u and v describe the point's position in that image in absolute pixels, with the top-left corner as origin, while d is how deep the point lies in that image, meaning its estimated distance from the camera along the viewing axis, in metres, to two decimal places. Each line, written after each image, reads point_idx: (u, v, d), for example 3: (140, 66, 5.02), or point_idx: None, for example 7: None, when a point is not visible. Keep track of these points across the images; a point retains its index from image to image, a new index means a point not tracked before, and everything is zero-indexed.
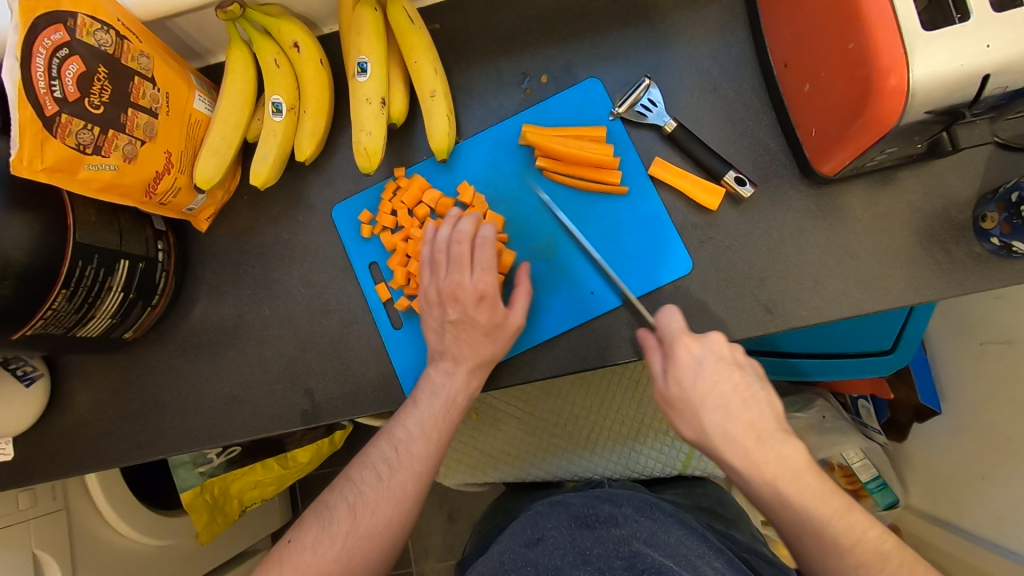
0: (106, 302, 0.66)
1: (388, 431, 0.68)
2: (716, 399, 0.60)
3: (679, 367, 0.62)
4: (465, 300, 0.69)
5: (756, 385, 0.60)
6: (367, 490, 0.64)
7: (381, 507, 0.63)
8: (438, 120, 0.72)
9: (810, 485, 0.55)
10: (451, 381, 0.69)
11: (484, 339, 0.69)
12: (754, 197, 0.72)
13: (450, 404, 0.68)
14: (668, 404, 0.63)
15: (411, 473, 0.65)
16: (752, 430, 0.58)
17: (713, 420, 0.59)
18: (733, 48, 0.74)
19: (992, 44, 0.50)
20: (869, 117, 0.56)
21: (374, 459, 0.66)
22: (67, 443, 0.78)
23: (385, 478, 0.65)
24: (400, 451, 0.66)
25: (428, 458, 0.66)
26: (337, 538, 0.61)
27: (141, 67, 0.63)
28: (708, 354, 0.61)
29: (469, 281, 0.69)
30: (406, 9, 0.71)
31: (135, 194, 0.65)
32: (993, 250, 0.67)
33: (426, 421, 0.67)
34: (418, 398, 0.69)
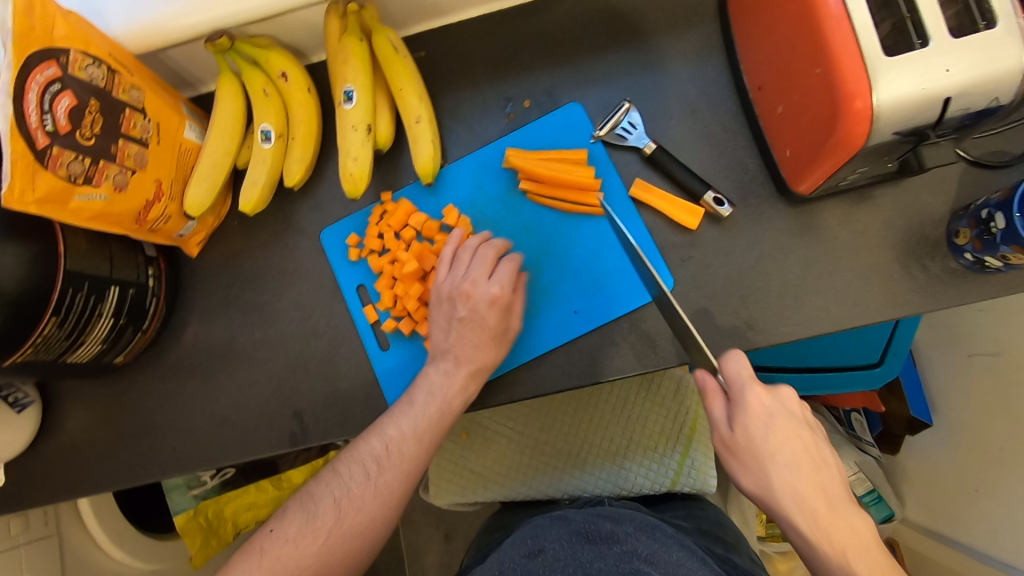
0: (96, 328, 0.67)
1: (381, 428, 0.69)
2: (788, 457, 0.59)
3: (749, 417, 0.61)
4: (471, 303, 0.70)
5: (825, 447, 0.61)
6: (354, 487, 0.66)
7: (367, 504, 0.65)
8: (424, 146, 0.74)
9: (879, 562, 0.54)
10: (449, 382, 0.70)
11: (486, 342, 0.70)
12: (733, 216, 0.73)
13: (445, 407, 0.69)
14: (730, 454, 0.63)
15: (400, 473, 0.67)
16: (823, 494, 0.58)
17: (782, 477, 0.59)
18: (710, 72, 0.76)
19: (951, 68, 0.52)
20: (838, 139, 0.58)
21: (363, 455, 0.67)
22: (58, 468, 0.79)
23: (373, 478, 0.66)
24: (390, 450, 0.67)
25: (418, 458, 0.67)
26: (319, 531, 0.63)
27: (132, 99, 0.65)
28: (780, 409, 0.61)
29: (481, 286, 0.70)
30: (391, 39, 0.72)
31: (126, 222, 0.66)
32: (968, 265, 0.68)
33: (418, 421, 0.68)
34: (412, 396, 0.69)
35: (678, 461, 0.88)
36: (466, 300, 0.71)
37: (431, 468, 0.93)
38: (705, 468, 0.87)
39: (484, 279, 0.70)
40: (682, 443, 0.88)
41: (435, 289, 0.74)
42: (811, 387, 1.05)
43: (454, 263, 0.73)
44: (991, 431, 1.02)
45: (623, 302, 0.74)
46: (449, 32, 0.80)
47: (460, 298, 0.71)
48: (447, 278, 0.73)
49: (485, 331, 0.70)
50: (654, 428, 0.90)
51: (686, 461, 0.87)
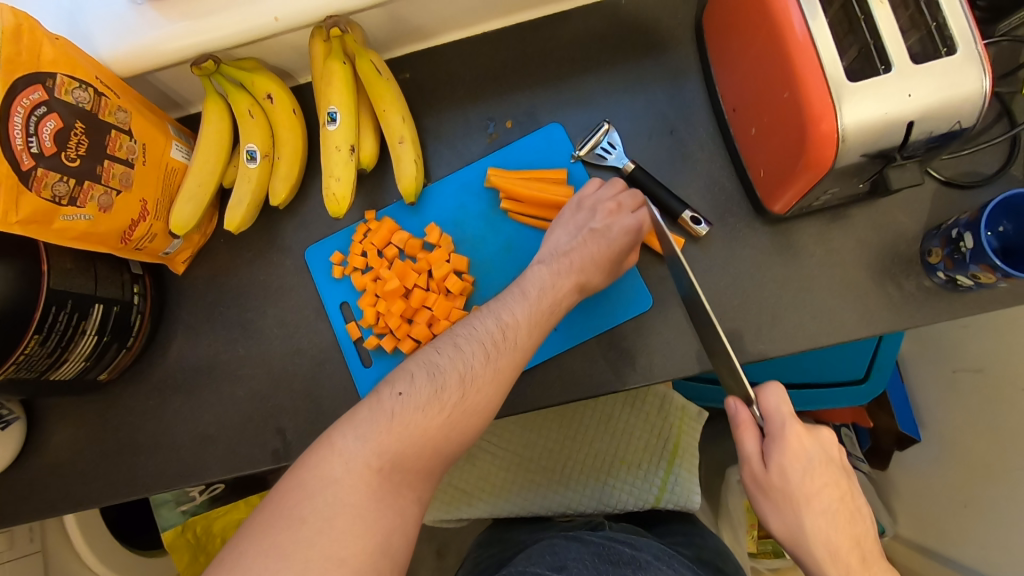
0: (80, 346, 0.67)
1: (494, 310, 0.63)
2: (824, 503, 0.57)
3: (791, 459, 0.58)
4: (607, 219, 0.68)
5: (856, 496, 0.60)
6: (475, 366, 0.58)
7: (484, 386, 0.57)
8: (406, 165, 0.75)
9: None
10: (558, 282, 0.66)
11: (604, 261, 0.68)
12: (711, 234, 0.74)
13: (554, 303, 0.65)
14: (762, 493, 0.60)
15: (515, 360, 0.60)
16: (856, 545, 0.56)
17: (817, 524, 0.56)
18: (688, 93, 0.77)
19: (913, 93, 0.53)
20: (808, 160, 0.59)
21: (479, 335, 0.60)
22: (41, 484, 0.79)
23: (493, 358, 0.59)
24: (506, 334, 0.61)
25: (528, 347, 0.61)
26: (446, 405, 0.56)
27: (118, 121, 0.66)
28: (820, 452, 0.59)
29: (623, 214, 0.68)
30: (374, 61, 0.74)
31: (111, 241, 0.67)
32: (941, 283, 0.69)
33: (535, 312, 0.63)
34: (526, 289, 0.65)
35: (662, 477, 0.88)
36: (604, 214, 0.69)
37: None
38: (688, 485, 0.87)
39: (627, 211, 0.69)
40: (665, 460, 0.88)
41: (574, 199, 0.72)
42: (796, 403, 1.06)
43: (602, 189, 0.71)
44: (977, 446, 1.02)
45: (603, 320, 0.74)
46: (433, 55, 0.81)
47: (599, 211, 0.69)
48: (590, 196, 0.71)
49: (612, 250, 0.67)
50: (638, 444, 0.90)
51: (670, 478, 0.87)
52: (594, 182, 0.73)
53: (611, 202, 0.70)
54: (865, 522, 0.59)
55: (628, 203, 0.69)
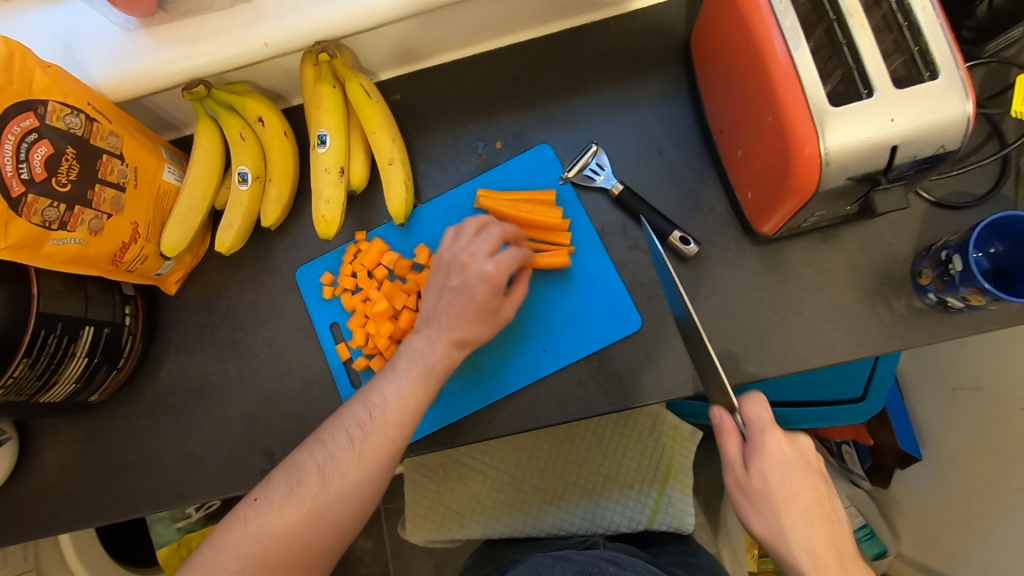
0: (69, 368, 0.68)
1: (364, 395, 0.62)
2: (803, 506, 0.58)
3: (767, 463, 0.60)
4: (463, 273, 0.65)
5: (834, 502, 0.60)
6: (338, 455, 0.58)
7: (350, 472, 0.58)
8: (396, 187, 0.76)
9: None
10: (429, 350, 0.64)
11: (472, 317, 0.64)
12: (700, 255, 0.74)
13: (427, 373, 0.63)
14: (744, 498, 0.62)
15: (386, 438, 0.59)
16: (834, 547, 0.57)
17: (796, 527, 0.57)
18: (676, 114, 0.78)
19: (896, 118, 0.53)
20: (793, 183, 0.59)
21: (347, 423, 0.60)
22: (31, 505, 0.79)
23: (357, 445, 0.59)
24: (374, 416, 0.60)
25: (402, 425, 0.60)
26: (304, 499, 0.57)
27: (110, 145, 0.67)
28: (798, 457, 0.60)
29: (479, 261, 0.65)
30: (364, 84, 0.74)
31: (102, 264, 0.68)
32: (932, 304, 0.68)
33: (403, 387, 0.62)
34: (395, 364, 0.64)
35: (655, 498, 0.87)
36: (459, 269, 0.65)
37: (407, 504, 0.92)
38: (682, 506, 0.86)
39: (482, 257, 0.65)
40: (658, 480, 0.88)
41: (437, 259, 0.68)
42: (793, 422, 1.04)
43: (457, 238, 0.68)
44: (977, 466, 1.00)
45: (592, 341, 0.74)
46: (425, 77, 0.82)
47: (455, 268, 0.66)
48: (448, 250, 0.68)
49: (473, 306, 0.64)
50: (631, 464, 0.90)
51: (663, 498, 0.87)
52: (450, 231, 0.69)
53: (468, 249, 0.66)
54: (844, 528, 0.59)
55: (482, 250, 0.66)
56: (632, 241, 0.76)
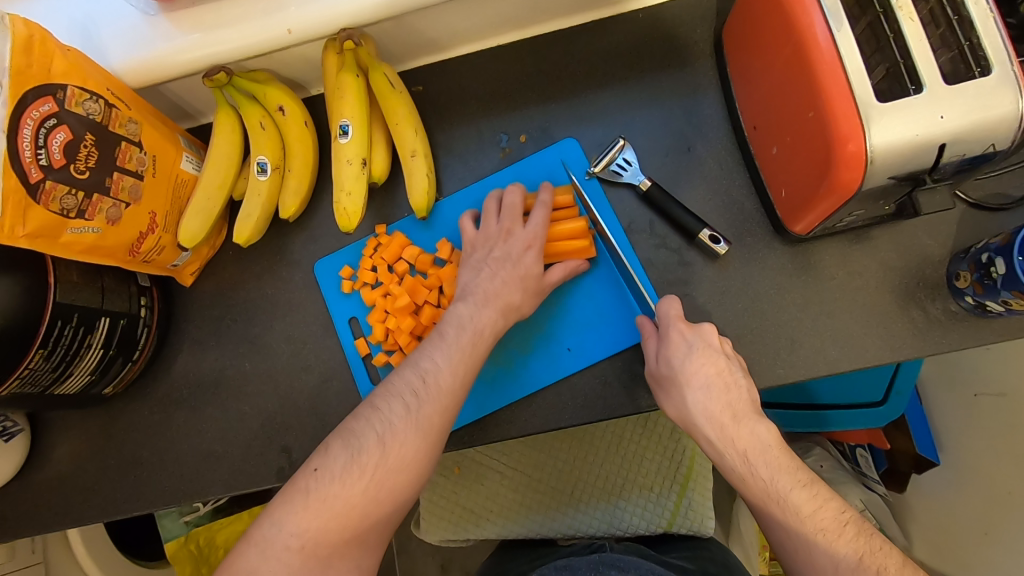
0: (85, 360, 0.66)
1: (413, 361, 0.61)
2: (700, 379, 0.59)
3: (669, 349, 0.62)
4: (506, 244, 0.70)
5: (739, 372, 0.60)
6: (396, 421, 0.56)
7: (410, 440, 0.56)
8: (418, 179, 0.74)
9: (778, 460, 0.56)
10: (479, 316, 0.65)
11: (517, 282, 0.68)
12: (730, 254, 0.72)
13: (476, 337, 0.63)
14: (658, 385, 0.64)
15: (442, 405, 0.58)
16: (730, 409, 0.58)
17: (695, 398, 0.59)
18: (705, 109, 0.76)
19: (945, 115, 0.51)
20: (833, 181, 0.57)
21: (401, 389, 0.58)
22: (43, 498, 0.78)
23: (414, 411, 0.57)
24: (428, 383, 0.59)
25: (456, 391, 0.60)
26: (365, 469, 0.54)
27: (129, 133, 0.65)
28: (699, 339, 0.62)
29: (520, 229, 0.71)
30: (387, 74, 0.72)
31: (119, 254, 0.66)
32: (970, 308, 0.67)
33: (454, 354, 0.61)
34: (444, 331, 0.63)
35: (675, 501, 0.86)
36: (503, 241, 0.70)
37: (423, 503, 0.91)
38: (702, 509, 0.85)
39: (522, 223, 0.71)
40: (678, 484, 0.86)
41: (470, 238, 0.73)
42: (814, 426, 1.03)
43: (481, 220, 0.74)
44: (997, 472, 0.99)
45: (618, 341, 0.73)
46: (447, 68, 0.80)
47: (496, 241, 0.71)
48: (477, 232, 0.73)
49: (520, 270, 0.69)
50: (650, 466, 0.88)
51: (683, 501, 0.86)
52: (468, 217, 0.74)
53: (502, 224, 0.72)
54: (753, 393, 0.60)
55: (518, 223, 0.72)
56: (659, 239, 0.74)
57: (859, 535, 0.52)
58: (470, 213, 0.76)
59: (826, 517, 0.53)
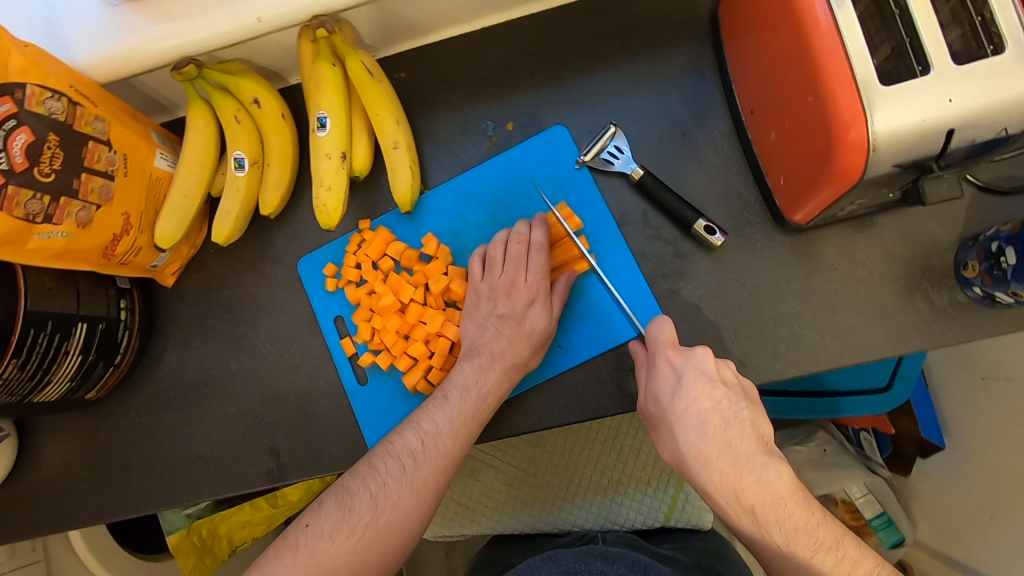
0: (63, 367, 0.65)
1: (415, 421, 0.65)
2: (693, 417, 0.57)
3: (657, 382, 0.60)
4: (510, 300, 0.69)
5: (740, 405, 0.57)
6: (390, 483, 0.60)
7: (402, 501, 0.59)
8: (402, 172, 0.71)
9: (793, 514, 0.52)
10: (484, 378, 0.66)
11: (523, 340, 0.68)
12: (726, 245, 0.69)
13: (480, 402, 0.65)
14: (651, 426, 0.62)
15: (436, 468, 0.61)
16: (729, 452, 0.54)
17: (688, 439, 0.56)
18: (701, 92, 0.72)
19: (954, 98, 0.48)
20: (834, 170, 0.54)
21: (399, 450, 0.62)
22: (33, 502, 0.77)
23: (410, 472, 0.61)
24: (425, 445, 0.62)
25: (453, 453, 0.62)
26: (355, 529, 0.57)
27: (95, 131, 0.63)
28: (691, 368, 0.59)
29: (524, 280, 0.69)
30: (365, 62, 0.69)
31: (92, 258, 0.64)
32: (978, 299, 0.64)
33: (455, 416, 0.64)
34: (448, 391, 0.66)
35: (672, 495, 0.84)
36: (506, 296, 0.70)
37: None
38: (700, 502, 0.84)
39: (526, 274, 0.69)
40: (676, 478, 0.85)
41: (474, 287, 0.72)
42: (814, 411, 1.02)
43: (487, 266, 0.72)
44: (1005, 458, 0.96)
45: (609, 336, 0.71)
46: (431, 53, 0.76)
47: (501, 295, 0.70)
48: (483, 278, 0.72)
49: (523, 329, 0.68)
50: (647, 460, 0.87)
51: (680, 496, 0.84)
52: (477, 261, 0.73)
53: (507, 275, 0.70)
54: (760, 428, 0.56)
55: (521, 273, 0.70)
56: (653, 231, 0.71)
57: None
58: (478, 252, 0.74)
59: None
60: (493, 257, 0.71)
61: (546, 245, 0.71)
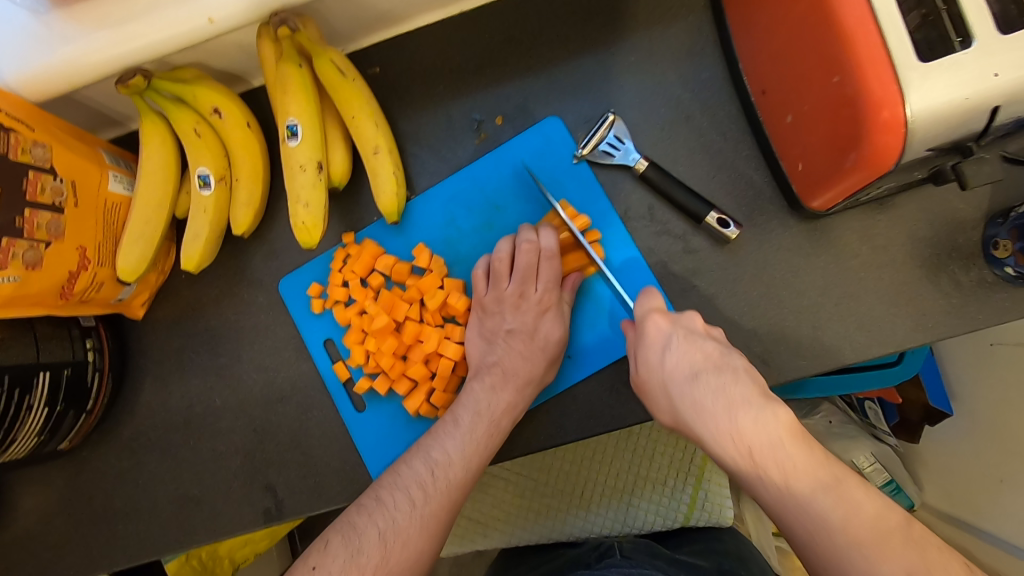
0: (28, 421, 0.59)
1: (423, 450, 0.60)
2: (684, 370, 0.54)
3: (645, 343, 0.58)
4: (520, 312, 0.66)
5: (734, 357, 0.54)
6: (400, 518, 0.54)
7: (414, 538, 0.54)
8: (385, 180, 0.65)
9: (792, 455, 0.47)
10: (495, 400, 0.62)
11: (538, 354, 0.64)
12: (740, 237, 0.65)
13: (493, 427, 0.61)
14: (643, 392, 0.58)
15: (448, 502, 0.57)
16: (723, 397, 0.50)
17: (680, 391, 0.53)
18: (703, 71, 0.66)
19: (1000, 72, 0.43)
20: (863, 155, 0.49)
21: (407, 481, 0.57)
22: (13, 561, 0.71)
23: (420, 506, 0.56)
24: (436, 476, 0.58)
25: (465, 485, 0.58)
26: (365, 570, 0.51)
27: (35, 159, 0.55)
28: (680, 329, 0.57)
29: (534, 291, 0.66)
30: (335, 60, 0.62)
31: (47, 300, 0.58)
32: (1008, 278, 0.60)
33: (468, 444, 0.60)
34: (458, 416, 0.62)
35: (691, 494, 0.81)
36: (515, 306, 0.66)
37: None
38: (719, 499, 0.81)
39: (537, 286, 0.66)
40: (693, 476, 0.81)
41: (478, 300, 0.68)
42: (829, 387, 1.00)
43: (492, 278, 0.67)
44: (1014, 422, 0.94)
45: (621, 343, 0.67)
46: (406, 44, 0.70)
47: (509, 307, 0.66)
48: (488, 291, 0.67)
49: (538, 342, 0.65)
50: (662, 459, 0.83)
51: (699, 494, 0.81)
52: (480, 271, 0.68)
53: (514, 287, 0.66)
54: (757, 377, 0.52)
55: (531, 284, 0.66)
56: (660, 226, 0.66)
57: (906, 544, 0.43)
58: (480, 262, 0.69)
59: (863, 526, 0.44)
60: (499, 267, 0.67)
61: (556, 251, 0.66)
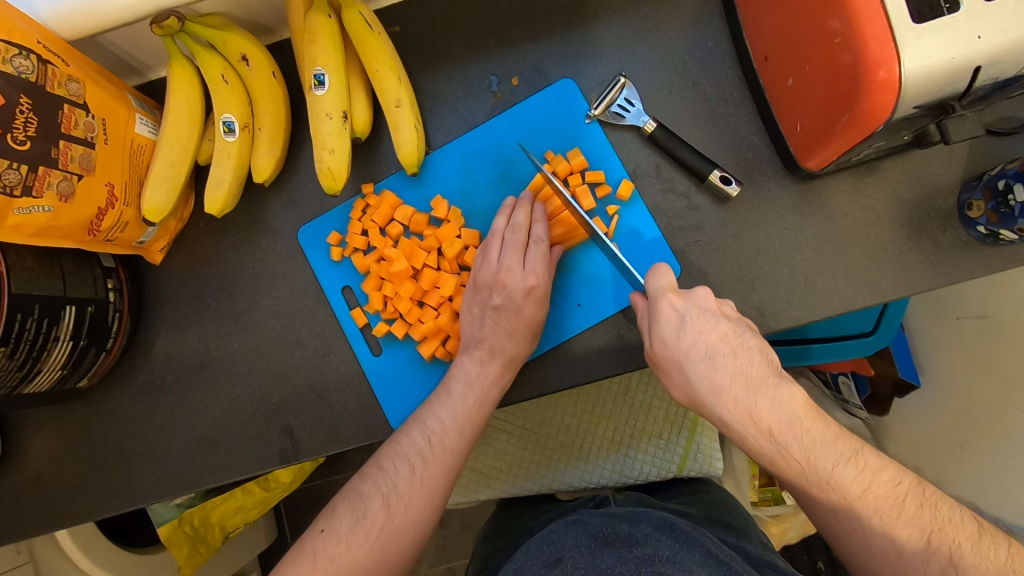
0: (54, 354, 0.60)
1: (420, 420, 0.64)
2: (702, 350, 0.55)
3: (661, 324, 0.58)
4: (507, 289, 0.67)
5: (746, 336, 0.56)
6: (401, 483, 0.60)
7: (414, 500, 0.59)
8: (406, 132, 0.68)
9: (810, 432, 0.52)
10: (485, 372, 0.66)
11: (522, 330, 0.67)
12: (740, 196, 0.69)
13: (484, 395, 0.65)
14: (657, 368, 0.60)
15: (445, 467, 0.62)
16: (742, 377, 0.53)
17: (699, 373, 0.55)
18: (709, 40, 0.71)
19: (983, 35, 0.48)
20: (859, 113, 0.54)
21: (406, 450, 0.62)
22: (24, 502, 0.72)
23: (419, 472, 0.61)
24: (433, 443, 0.62)
25: (461, 449, 0.63)
26: (370, 531, 0.57)
27: (70, 93, 0.57)
28: (693, 308, 0.57)
29: (519, 269, 0.67)
30: (363, 13, 0.65)
31: (78, 235, 0.59)
32: (980, 238, 0.66)
33: (461, 412, 0.64)
34: (451, 387, 0.66)
35: (684, 446, 0.86)
36: (501, 285, 0.67)
37: None
38: (710, 450, 0.85)
39: (521, 262, 0.67)
40: (687, 429, 0.86)
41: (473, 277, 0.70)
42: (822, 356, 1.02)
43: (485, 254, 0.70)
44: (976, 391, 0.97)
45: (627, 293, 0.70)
46: (426, 3, 0.72)
47: (496, 285, 0.67)
48: (482, 270, 0.69)
49: (521, 318, 0.67)
50: (658, 414, 0.88)
51: (692, 445, 0.85)
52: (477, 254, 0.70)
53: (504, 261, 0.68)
54: (768, 354, 0.55)
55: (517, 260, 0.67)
56: (666, 183, 0.71)
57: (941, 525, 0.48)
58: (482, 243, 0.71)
59: (877, 496, 0.50)
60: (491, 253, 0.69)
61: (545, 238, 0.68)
